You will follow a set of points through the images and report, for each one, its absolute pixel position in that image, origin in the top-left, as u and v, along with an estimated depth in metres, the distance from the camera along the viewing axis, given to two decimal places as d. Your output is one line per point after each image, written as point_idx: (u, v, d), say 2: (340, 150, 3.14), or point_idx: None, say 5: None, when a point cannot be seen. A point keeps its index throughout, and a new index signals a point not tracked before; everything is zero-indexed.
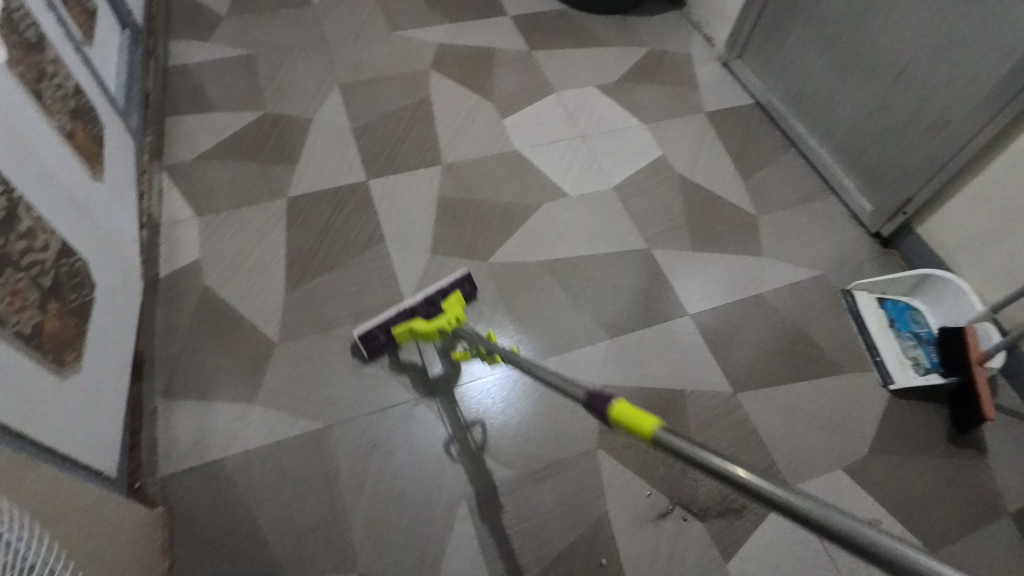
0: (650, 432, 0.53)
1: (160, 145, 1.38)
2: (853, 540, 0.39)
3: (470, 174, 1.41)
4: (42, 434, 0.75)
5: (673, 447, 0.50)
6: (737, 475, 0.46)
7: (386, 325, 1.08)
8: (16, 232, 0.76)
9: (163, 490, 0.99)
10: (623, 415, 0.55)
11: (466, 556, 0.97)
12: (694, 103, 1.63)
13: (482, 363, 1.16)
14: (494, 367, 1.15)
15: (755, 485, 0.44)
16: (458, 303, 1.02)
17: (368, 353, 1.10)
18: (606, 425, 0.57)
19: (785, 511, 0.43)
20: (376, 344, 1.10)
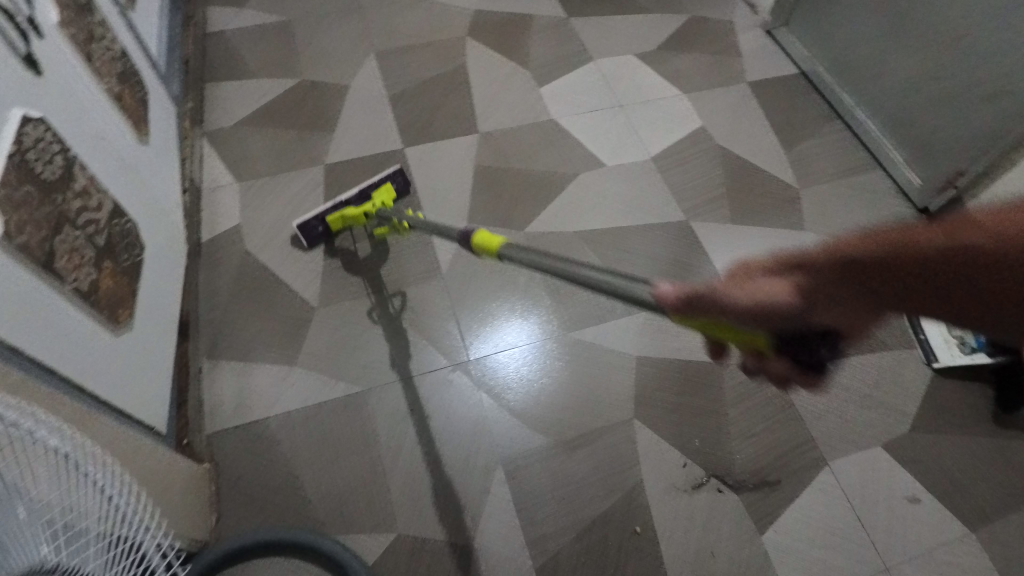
0: (497, 249, 0.80)
1: (200, 111, 1.40)
2: (578, 276, 0.64)
3: (506, 142, 1.40)
4: (99, 387, 0.78)
5: (509, 256, 0.77)
6: (539, 261, 0.71)
7: (322, 215, 1.18)
8: (72, 191, 0.77)
9: (209, 446, 1.02)
10: (483, 240, 0.82)
11: (502, 519, 0.99)
12: (735, 72, 1.58)
13: (514, 331, 1.16)
14: (526, 335, 1.16)
15: (545, 262, 0.69)
16: (387, 193, 1.15)
17: (306, 242, 1.20)
18: (471, 251, 0.86)
19: (556, 274, 0.68)
20: (314, 234, 1.20)
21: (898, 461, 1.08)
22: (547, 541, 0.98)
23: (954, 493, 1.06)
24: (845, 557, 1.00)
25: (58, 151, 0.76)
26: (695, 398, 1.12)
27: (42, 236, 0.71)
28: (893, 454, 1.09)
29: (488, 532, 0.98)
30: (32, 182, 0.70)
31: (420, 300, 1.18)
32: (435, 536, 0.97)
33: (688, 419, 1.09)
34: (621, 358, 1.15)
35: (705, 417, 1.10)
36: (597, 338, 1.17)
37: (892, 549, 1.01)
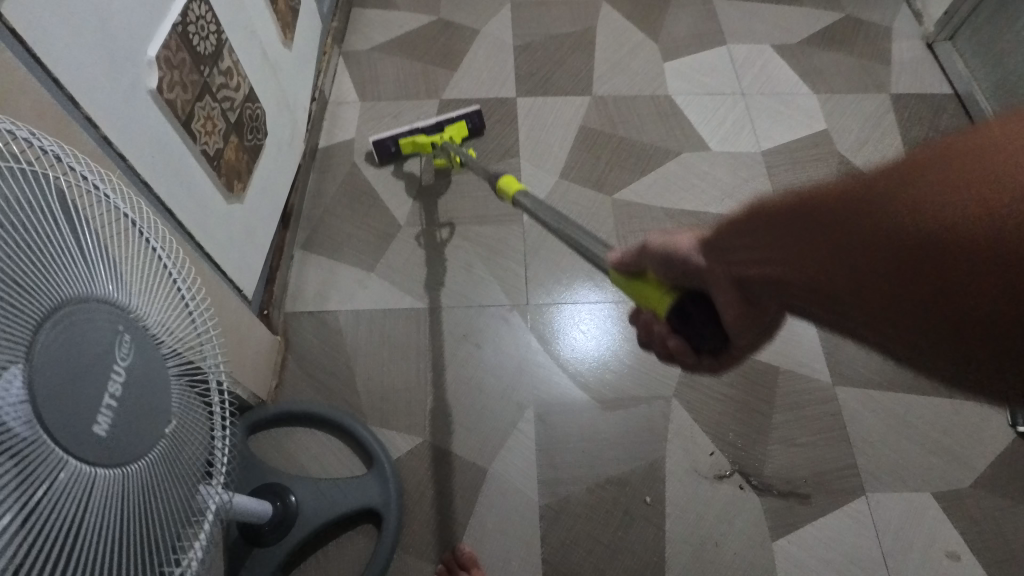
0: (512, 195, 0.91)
1: (343, 32, 1.51)
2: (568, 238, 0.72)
3: (617, 109, 1.40)
4: (203, 239, 0.90)
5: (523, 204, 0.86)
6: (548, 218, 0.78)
7: (397, 138, 1.26)
8: (217, 68, 0.89)
9: (285, 323, 1.15)
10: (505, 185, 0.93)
11: (522, 455, 1.03)
12: (881, 80, 1.47)
13: (569, 292, 1.19)
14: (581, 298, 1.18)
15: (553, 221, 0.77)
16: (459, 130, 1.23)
17: (378, 159, 1.28)
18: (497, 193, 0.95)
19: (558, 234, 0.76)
20: (387, 153, 1.28)
21: (949, 514, 1.01)
22: (559, 486, 1.01)
23: (1003, 563, 0.97)
24: None
25: (213, 32, 0.87)
26: (743, 394, 1.09)
27: (186, 100, 0.83)
28: (945, 505, 1.01)
29: (506, 462, 1.03)
30: (186, 51, 0.82)
31: (497, 240, 1.23)
32: (458, 452, 1.03)
33: (729, 412, 1.08)
34: None
35: (748, 415, 1.07)
36: None
37: None
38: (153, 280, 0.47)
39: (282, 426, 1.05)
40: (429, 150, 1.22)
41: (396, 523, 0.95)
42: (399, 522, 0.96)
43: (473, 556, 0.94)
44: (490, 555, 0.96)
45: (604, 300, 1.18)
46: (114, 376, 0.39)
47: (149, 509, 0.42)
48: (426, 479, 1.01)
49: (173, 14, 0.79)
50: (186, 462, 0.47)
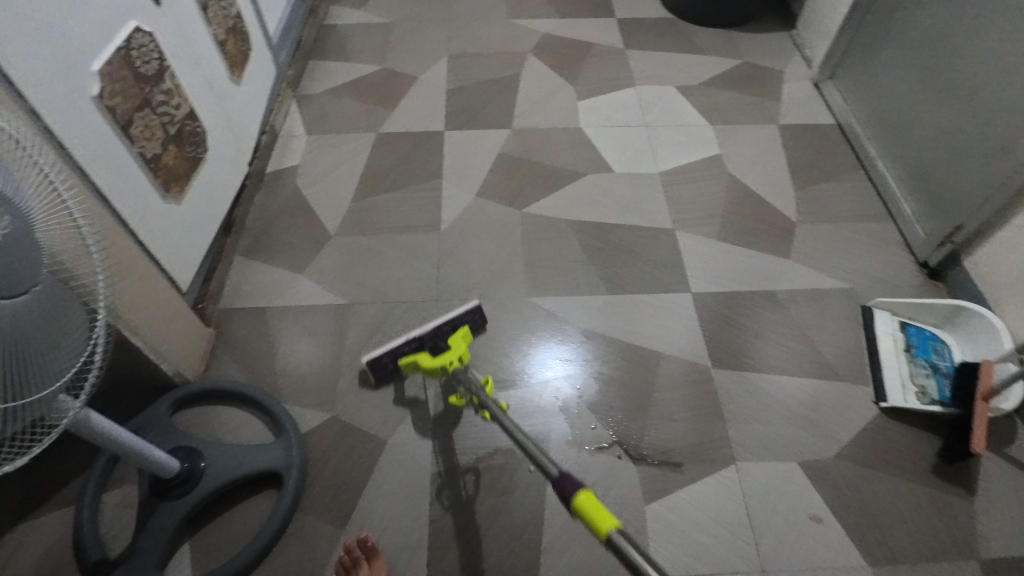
0: (606, 531, 0.61)
1: (299, 79, 1.74)
2: None
3: (533, 139, 1.59)
4: (140, 230, 1.05)
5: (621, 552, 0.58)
6: None
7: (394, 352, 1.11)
8: (159, 87, 1.08)
9: (219, 316, 1.28)
10: (589, 510, 0.64)
11: (421, 427, 1.14)
12: (771, 114, 1.66)
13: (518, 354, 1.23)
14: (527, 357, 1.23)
15: None
16: (463, 341, 1.05)
17: (375, 375, 1.14)
18: (570, 511, 0.67)
19: None
20: (383, 369, 1.14)
21: (812, 480, 1.09)
22: (452, 455, 1.11)
23: (861, 524, 1.04)
24: (726, 548, 1.02)
25: (155, 58, 1.06)
26: (629, 376, 1.20)
27: (127, 108, 1.01)
28: (810, 472, 1.09)
29: (405, 434, 1.13)
30: (129, 70, 1.00)
31: (416, 247, 1.38)
32: (362, 425, 1.14)
33: (614, 391, 1.19)
34: (572, 328, 1.27)
35: (630, 394, 1.18)
36: (554, 308, 1.30)
37: (776, 556, 1.01)
38: (37, 189, 0.61)
39: (205, 402, 1.16)
40: (436, 373, 1.03)
41: (297, 484, 1.04)
42: (300, 484, 1.05)
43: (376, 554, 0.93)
44: (383, 515, 1.05)
45: (542, 353, 1.23)
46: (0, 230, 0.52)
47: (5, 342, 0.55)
48: (330, 447, 1.11)
49: (118, 40, 0.98)
50: (51, 329, 0.60)
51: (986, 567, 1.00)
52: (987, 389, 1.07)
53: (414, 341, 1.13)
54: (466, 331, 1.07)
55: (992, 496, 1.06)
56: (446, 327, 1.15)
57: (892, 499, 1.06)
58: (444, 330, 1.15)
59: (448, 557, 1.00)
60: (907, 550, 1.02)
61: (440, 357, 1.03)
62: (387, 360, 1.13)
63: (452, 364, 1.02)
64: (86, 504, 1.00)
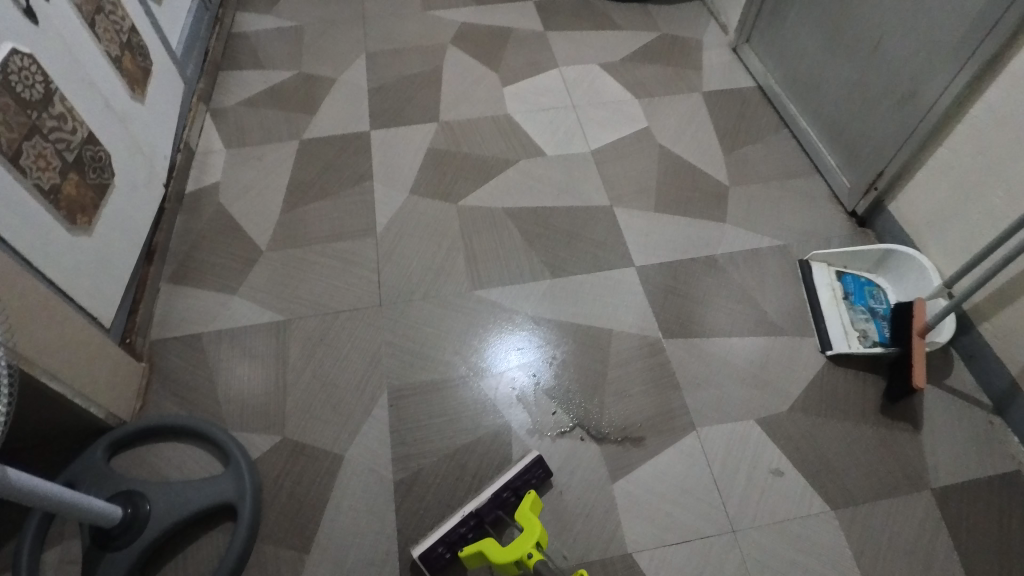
0: None
1: (211, 92, 1.66)
2: None
3: (461, 131, 1.56)
4: (45, 267, 0.98)
5: None
6: None
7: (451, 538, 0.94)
8: (48, 112, 1.00)
9: (150, 349, 1.21)
10: None
11: (376, 435, 1.10)
12: (693, 83, 1.67)
13: (476, 358, 1.20)
14: (484, 357, 1.20)
15: None
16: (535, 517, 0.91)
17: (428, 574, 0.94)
18: None
19: None
20: (439, 562, 0.94)
21: (769, 436, 1.10)
22: (412, 461, 1.08)
23: (820, 472, 1.07)
24: (694, 514, 1.03)
25: (40, 81, 0.99)
26: (582, 358, 1.20)
27: (13, 138, 0.93)
28: (766, 429, 1.11)
29: (361, 447, 1.09)
30: (11, 97, 0.92)
31: (352, 253, 1.34)
32: (315, 443, 1.09)
33: (568, 373, 1.18)
34: (520, 317, 1.25)
35: (585, 375, 1.17)
36: (501, 298, 1.28)
37: (743, 514, 1.03)
38: None
39: (145, 441, 1.09)
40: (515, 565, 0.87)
41: (252, 513, 0.99)
42: (256, 512, 1.00)
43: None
44: (346, 532, 1.01)
45: (500, 346, 1.21)
46: None
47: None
48: (284, 470, 1.06)
49: None
50: None
51: (938, 495, 1.04)
52: (922, 325, 1.10)
53: (472, 520, 0.96)
54: (534, 501, 0.94)
55: (936, 427, 1.11)
56: (509, 496, 0.99)
57: (845, 444, 1.09)
58: (508, 500, 0.98)
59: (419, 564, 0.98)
60: (864, 491, 1.05)
61: (518, 545, 0.88)
62: (441, 550, 0.94)
63: (533, 555, 0.87)
64: (24, 569, 0.92)
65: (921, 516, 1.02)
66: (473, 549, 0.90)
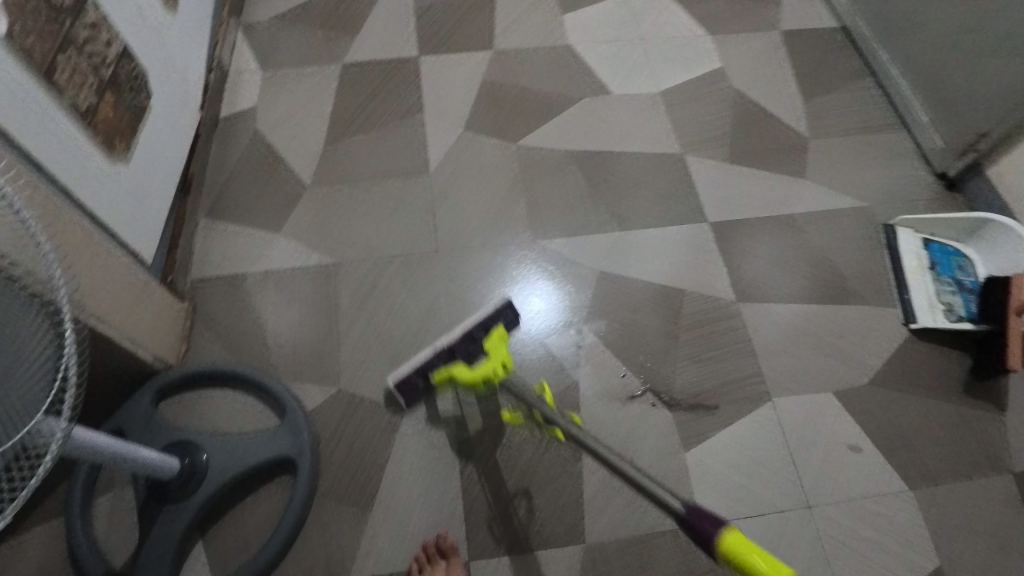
0: None
1: (241, 4, 1.50)
2: None
3: (518, 62, 1.42)
4: (81, 196, 0.88)
5: None
6: None
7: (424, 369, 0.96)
8: (83, 21, 0.88)
9: (192, 289, 1.13)
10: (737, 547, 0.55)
11: (436, 392, 1.05)
12: (771, 19, 1.52)
13: (516, 290, 1.15)
14: (522, 288, 1.15)
15: None
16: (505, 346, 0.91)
17: (405, 400, 0.99)
18: (712, 555, 0.57)
19: None
20: (415, 389, 0.98)
21: (847, 409, 1.06)
22: (475, 420, 1.02)
23: (900, 450, 1.03)
24: (770, 488, 0.99)
25: None
26: (653, 319, 1.13)
27: (48, 51, 0.81)
28: (844, 402, 1.06)
29: (422, 402, 1.04)
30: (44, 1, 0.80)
31: (404, 194, 1.24)
32: (372, 397, 1.04)
33: (638, 335, 1.11)
34: (587, 272, 1.17)
35: (654, 336, 1.11)
36: (565, 249, 1.19)
37: (817, 489, 0.99)
38: None
39: (192, 388, 1.03)
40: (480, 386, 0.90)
41: (312, 469, 0.96)
42: (314, 467, 0.96)
43: (459, 555, 0.92)
44: (410, 490, 0.97)
45: (538, 277, 1.16)
46: None
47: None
48: (341, 425, 1.01)
49: None
50: None
51: (1019, 478, 1.00)
52: (1020, 302, 1.03)
53: (444, 350, 0.97)
54: (502, 330, 0.93)
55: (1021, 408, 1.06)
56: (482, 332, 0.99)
57: (925, 421, 1.05)
58: (481, 336, 0.98)
59: (487, 528, 0.95)
60: (944, 470, 1.01)
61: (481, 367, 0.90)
62: (416, 378, 0.97)
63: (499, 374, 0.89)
64: (77, 518, 0.89)
65: (1000, 499, 0.99)
66: (441, 375, 0.92)
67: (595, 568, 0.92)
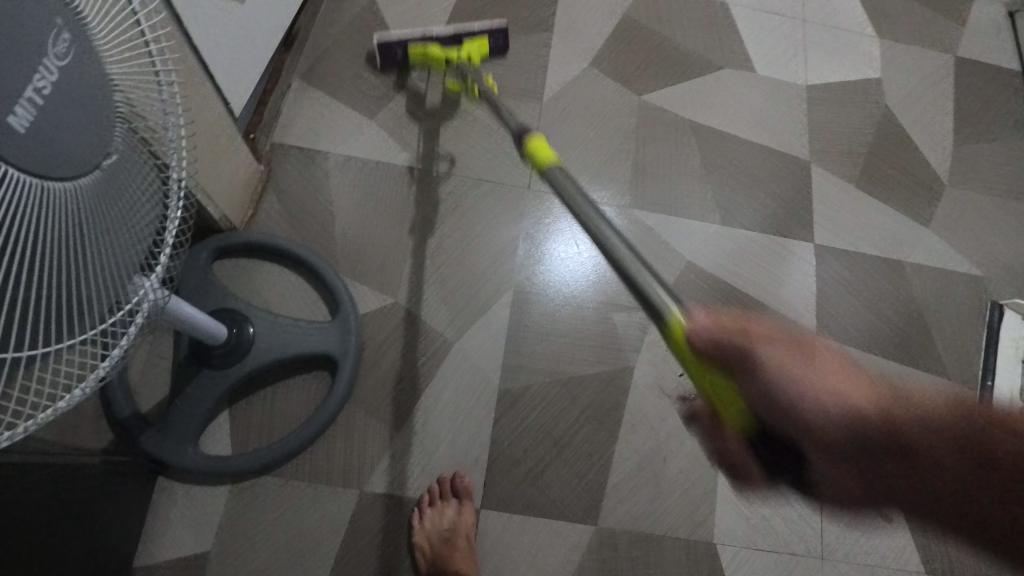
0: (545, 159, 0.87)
1: None
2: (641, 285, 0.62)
3: (665, 6, 1.29)
4: (191, 27, 0.80)
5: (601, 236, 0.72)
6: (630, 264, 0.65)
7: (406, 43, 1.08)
8: None
9: (270, 153, 1.08)
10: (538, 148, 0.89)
11: (491, 334, 1.01)
12: (948, 40, 1.36)
13: (557, 238, 1.08)
14: (565, 239, 1.08)
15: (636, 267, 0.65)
16: (479, 47, 1.07)
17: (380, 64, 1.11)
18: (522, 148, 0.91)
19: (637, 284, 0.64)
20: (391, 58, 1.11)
21: None
22: (522, 374, 0.99)
23: (931, 532, 1.00)
24: (791, 528, 0.97)
25: None
26: None
27: None
28: None
29: (474, 340, 1.00)
30: None
31: (509, 115, 1.15)
32: (426, 320, 1.00)
33: None
34: (672, 256, 1.10)
35: None
36: (659, 227, 1.12)
37: (837, 544, 0.97)
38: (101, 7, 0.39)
39: (251, 257, 1.00)
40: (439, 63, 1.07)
41: (352, 375, 0.93)
42: (355, 374, 0.94)
43: (471, 501, 0.91)
44: (441, 424, 0.95)
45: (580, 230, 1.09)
46: (45, 70, 0.33)
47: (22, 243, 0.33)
48: (389, 338, 0.98)
49: None
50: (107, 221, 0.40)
51: None
52: None
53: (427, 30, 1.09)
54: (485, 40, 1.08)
55: None
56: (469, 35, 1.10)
57: None
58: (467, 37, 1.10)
59: (506, 482, 0.94)
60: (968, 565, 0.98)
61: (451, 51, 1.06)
62: (395, 49, 1.10)
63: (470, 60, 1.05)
64: None
65: None
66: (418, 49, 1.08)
67: (600, 553, 0.92)
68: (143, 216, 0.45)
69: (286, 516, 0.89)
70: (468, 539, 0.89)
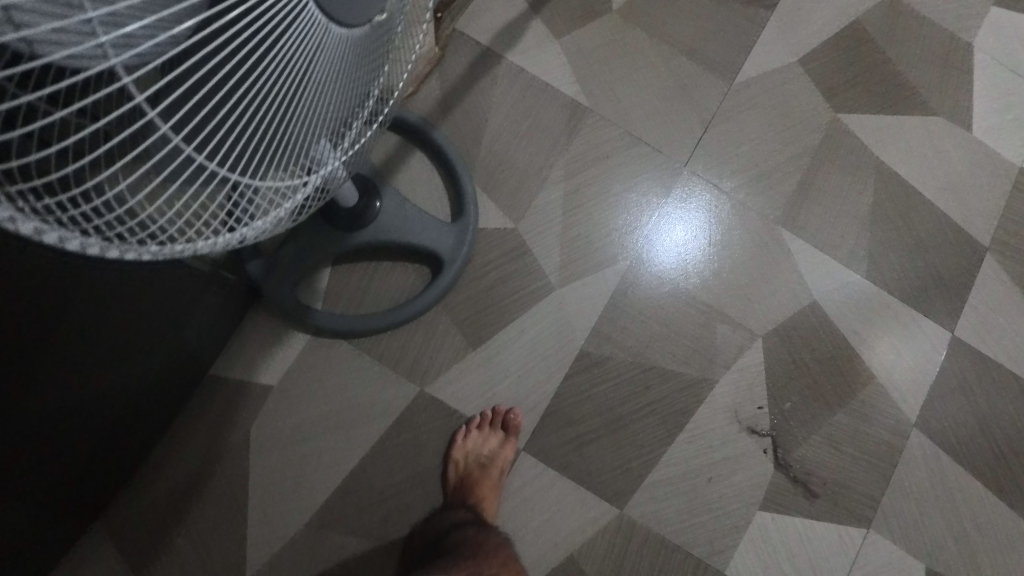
0: None
1: None
2: None
3: (905, 26, 1.15)
4: None
5: None
6: None
7: None
8: None
9: (450, 38, 1.06)
10: None
11: (591, 295, 0.99)
12: None
13: (669, 214, 1.03)
14: (677, 218, 1.03)
15: None
16: None
17: None
18: None
19: None
20: None
21: None
22: (606, 344, 0.98)
23: None
24: None
25: None
26: (824, 379, 1.01)
27: None
28: None
29: (573, 293, 0.99)
30: None
31: (695, 84, 1.08)
32: (535, 256, 0.99)
33: (800, 383, 1.01)
34: (799, 289, 1.03)
35: (814, 398, 1.00)
36: (800, 255, 1.04)
37: None
38: None
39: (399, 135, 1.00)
40: None
41: (451, 282, 0.94)
42: (453, 283, 0.95)
43: (515, 438, 0.93)
44: (513, 359, 0.96)
45: (696, 213, 1.04)
46: None
47: (281, 82, 0.33)
48: (497, 261, 0.98)
49: None
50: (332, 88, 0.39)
51: None
52: None
53: None
54: None
55: None
56: None
57: None
58: None
59: (554, 437, 0.94)
60: None
61: None
62: None
63: None
64: None
65: None
66: None
67: (613, 536, 0.93)
68: (366, 90, 0.45)
69: (348, 383, 0.92)
70: (500, 471, 0.91)
